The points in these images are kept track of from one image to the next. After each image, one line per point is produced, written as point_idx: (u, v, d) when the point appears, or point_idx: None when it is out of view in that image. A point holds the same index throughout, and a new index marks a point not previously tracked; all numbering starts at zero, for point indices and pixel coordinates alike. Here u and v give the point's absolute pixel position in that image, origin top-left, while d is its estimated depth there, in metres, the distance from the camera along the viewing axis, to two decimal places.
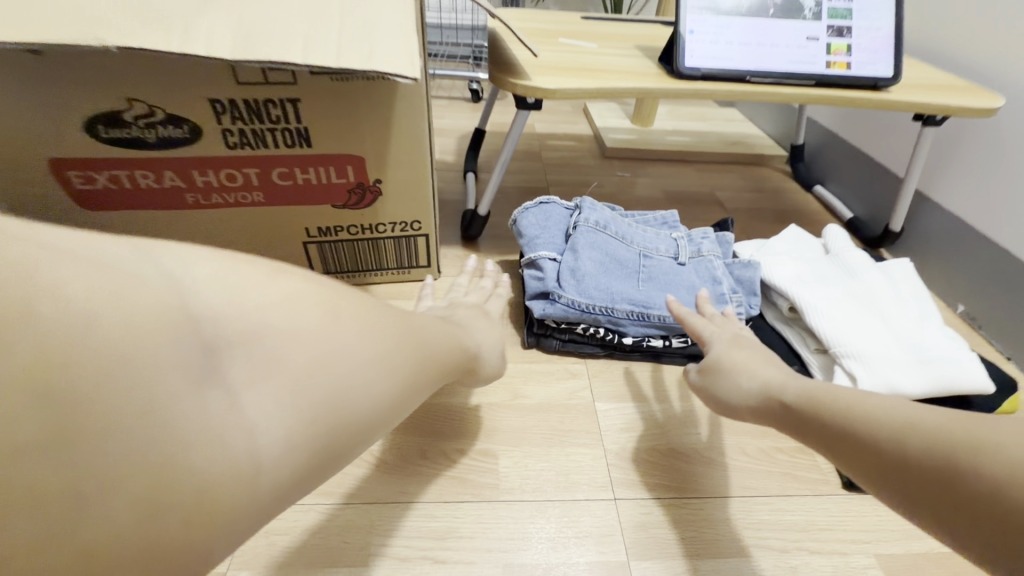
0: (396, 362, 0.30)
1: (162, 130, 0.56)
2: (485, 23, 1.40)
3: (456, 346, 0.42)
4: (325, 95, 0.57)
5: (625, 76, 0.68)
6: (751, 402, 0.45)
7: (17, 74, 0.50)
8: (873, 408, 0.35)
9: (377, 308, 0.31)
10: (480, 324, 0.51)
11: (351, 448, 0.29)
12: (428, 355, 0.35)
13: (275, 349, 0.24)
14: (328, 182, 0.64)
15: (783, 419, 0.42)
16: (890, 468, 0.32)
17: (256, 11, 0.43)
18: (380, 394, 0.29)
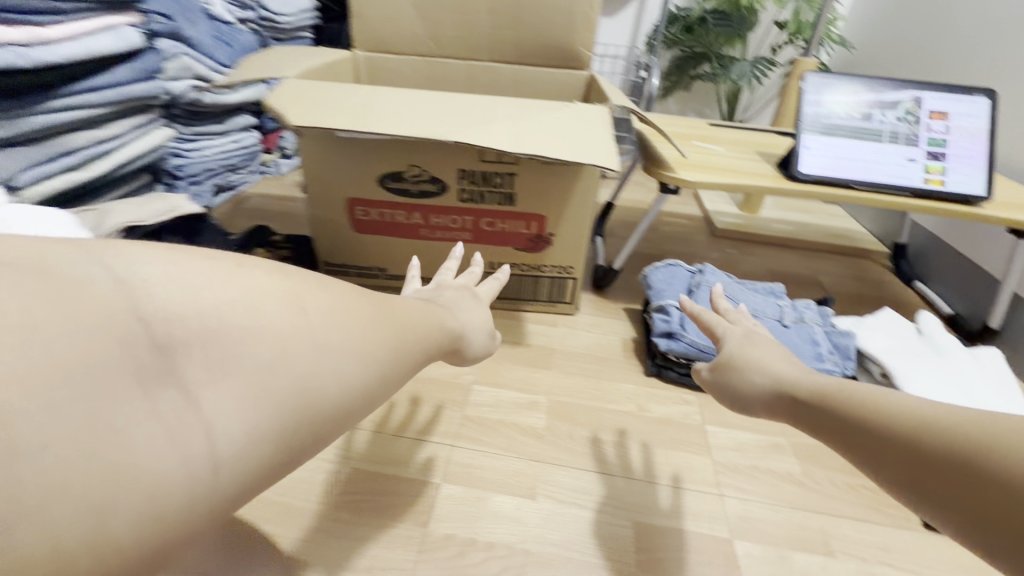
0: (361, 352, 0.37)
1: (423, 185, 0.83)
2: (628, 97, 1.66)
3: (436, 335, 0.48)
4: (534, 173, 0.81)
5: (749, 176, 0.88)
6: (765, 395, 0.53)
7: (353, 146, 0.80)
8: (888, 405, 0.41)
9: (347, 301, 0.38)
10: (466, 306, 0.61)
11: (315, 430, 0.34)
12: (403, 339, 0.42)
13: (232, 348, 0.31)
14: (517, 231, 0.88)
15: (794, 411, 0.50)
16: (919, 475, 0.37)
17: (520, 124, 0.69)
18: (345, 380, 0.35)
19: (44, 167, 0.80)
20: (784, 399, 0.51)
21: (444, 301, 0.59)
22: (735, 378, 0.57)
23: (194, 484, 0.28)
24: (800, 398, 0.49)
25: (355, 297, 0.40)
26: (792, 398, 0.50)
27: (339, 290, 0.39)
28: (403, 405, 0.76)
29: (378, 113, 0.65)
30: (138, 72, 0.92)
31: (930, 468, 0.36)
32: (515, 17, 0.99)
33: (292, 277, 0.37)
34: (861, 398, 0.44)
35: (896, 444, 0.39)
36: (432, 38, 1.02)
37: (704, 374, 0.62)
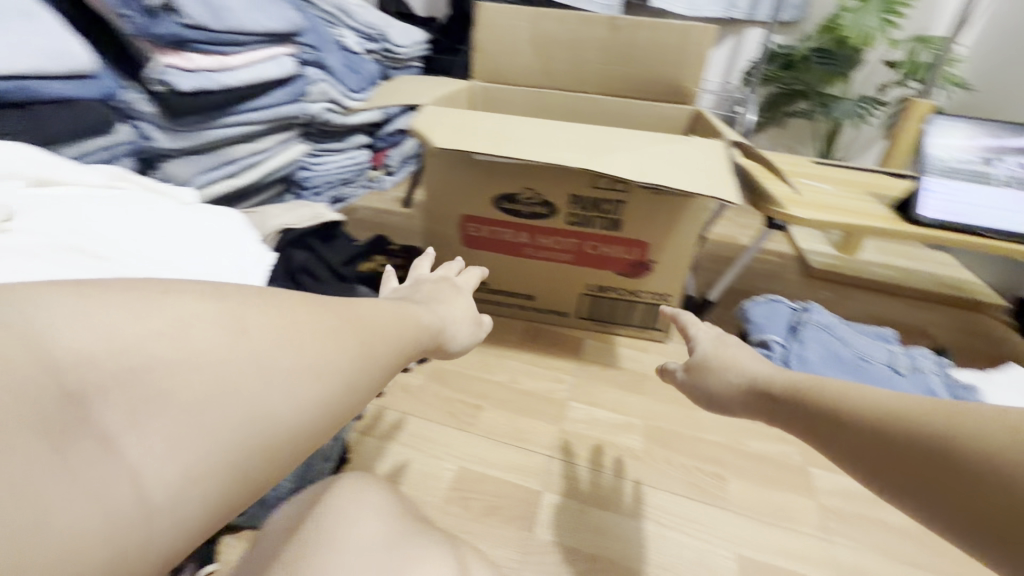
0: (321, 369, 0.35)
1: (534, 207, 0.87)
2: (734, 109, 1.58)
3: (410, 333, 0.46)
4: (643, 201, 0.84)
5: (864, 216, 0.86)
6: (744, 393, 0.56)
7: (474, 168, 0.86)
8: (867, 404, 0.41)
9: (298, 316, 0.37)
10: (449, 301, 0.60)
11: (274, 459, 0.33)
12: (370, 343, 0.40)
13: (163, 386, 0.29)
14: (618, 256, 0.90)
15: (766, 406, 0.52)
16: (910, 476, 0.36)
17: (641, 155, 0.72)
18: (301, 402, 0.34)
19: (211, 175, 0.92)
20: (762, 396, 0.53)
21: (419, 296, 0.58)
22: (715, 381, 0.60)
23: (129, 537, 0.26)
24: (774, 394, 0.51)
25: (311, 311, 0.38)
26: (767, 394, 0.52)
27: (290, 306, 0.37)
28: (504, 413, 0.79)
29: (512, 140, 0.71)
30: (290, 95, 1.04)
31: (891, 448, 0.38)
32: (627, 54, 1.03)
33: (230, 299, 0.34)
34: (831, 392, 0.45)
35: (858, 428, 0.41)
36: (544, 71, 1.08)
37: (685, 376, 0.64)
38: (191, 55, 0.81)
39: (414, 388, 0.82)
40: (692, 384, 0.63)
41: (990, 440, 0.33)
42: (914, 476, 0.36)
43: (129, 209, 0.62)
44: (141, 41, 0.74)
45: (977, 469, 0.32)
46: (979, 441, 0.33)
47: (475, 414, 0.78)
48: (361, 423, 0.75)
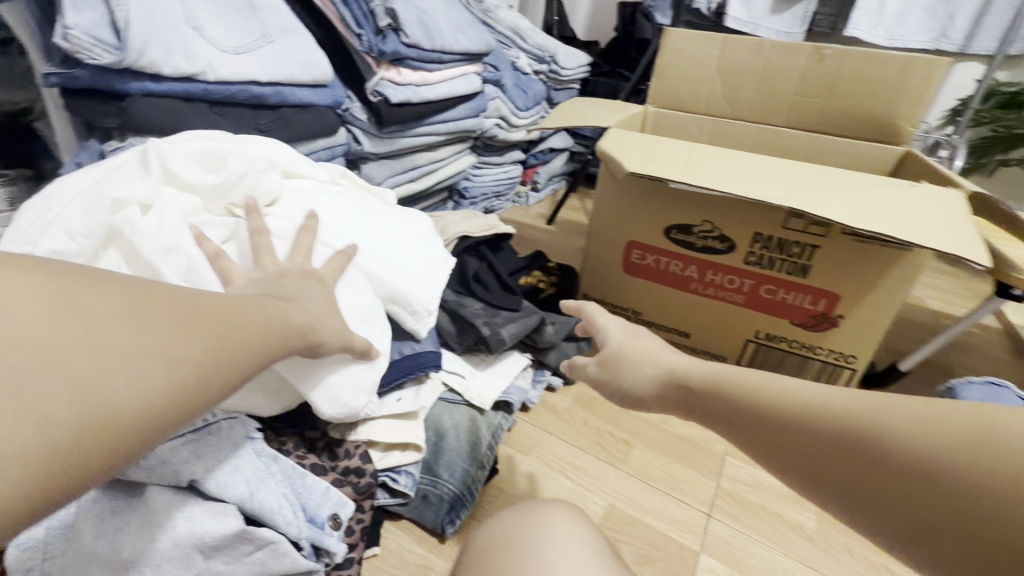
0: (175, 353, 0.28)
1: (710, 242, 0.82)
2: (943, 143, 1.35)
3: (291, 330, 0.38)
4: (842, 248, 0.75)
5: None
6: (659, 391, 0.45)
7: (652, 195, 0.83)
8: (802, 396, 0.32)
9: (155, 298, 0.29)
10: (311, 294, 0.46)
11: (110, 454, 0.25)
12: (247, 332, 0.33)
13: None
14: (799, 305, 0.82)
15: (684, 403, 0.42)
16: (874, 491, 0.26)
17: (859, 200, 0.64)
18: (150, 388, 0.26)
19: (398, 178, 1.01)
20: (679, 392, 0.42)
21: (299, 288, 0.46)
22: (625, 377, 0.49)
23: None
24: (691, 391, 0.41)
25: (171, 296, 0.30)
26: (686, 391, 0.42)
27: (150, 289, 0.29)
28: (655, 456, 0.74)
29: (708, 171, 0.68)
30: (472, 110, 1.11)
31: (836, 457, 0.28)
32: (829, 85, 0.94)
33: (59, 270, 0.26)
34: (748, 387, 0.36)
35: (787, 431, 0.31)
36: (726, 99, 1.03)
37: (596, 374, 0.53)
38: (404, 70, 0.90)
39: (561, 410, 0.80)
40: (606, 385, 0.52)
41: (952, 446, 0.25)
42: (870, 499, 0.27)
43: (352, 204, 0.68)
44: (368, 56, 0.84)
45: (950, 491, 0.24)
46: (936, 446, 0.25)
47: (625, 451, 0.74)
48: (510, 437, 0.75)
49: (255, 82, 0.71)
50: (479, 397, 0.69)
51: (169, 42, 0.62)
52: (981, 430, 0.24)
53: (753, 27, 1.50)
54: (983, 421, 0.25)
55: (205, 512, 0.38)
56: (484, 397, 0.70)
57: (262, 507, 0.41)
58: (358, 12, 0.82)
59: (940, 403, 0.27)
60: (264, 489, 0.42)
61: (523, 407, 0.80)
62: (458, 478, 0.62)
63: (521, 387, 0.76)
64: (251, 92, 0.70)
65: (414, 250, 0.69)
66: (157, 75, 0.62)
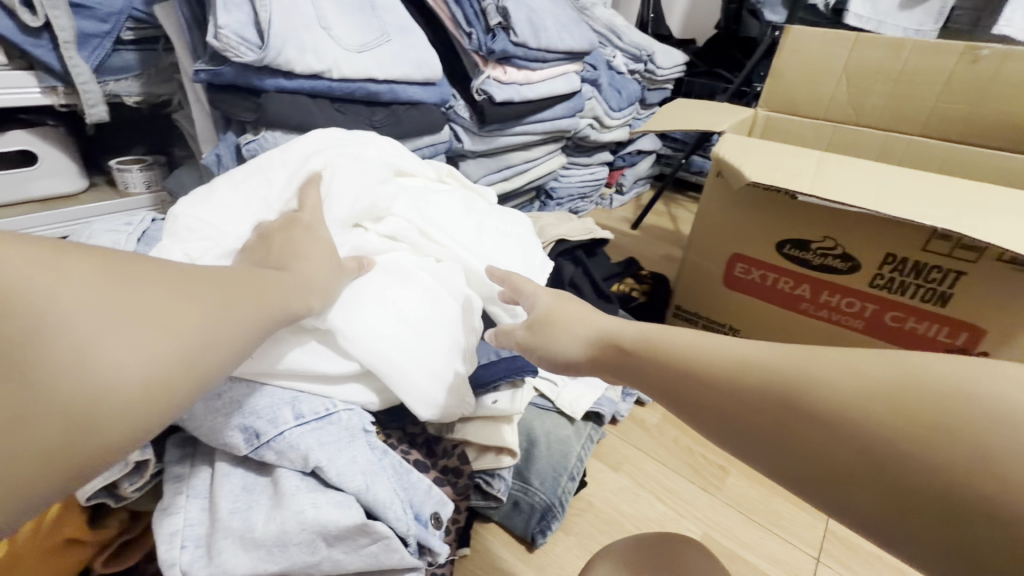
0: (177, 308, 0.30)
1: (830, 260, 0.75)
2: None
3: (286, 289, 0.40)
4: (995, 277, 0.66)
5: None
6: (592, 352, 0.44)
7: (765, 206, 0.78)
8: (775, 381, 0.31)
9: (138, 265, 0.31)
10: (306, 258, 0.45)
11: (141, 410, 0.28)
12: (243, 292, 0.36)
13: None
14: (932, 337, 0.73)
15: (618, 364, 0.42)
16: (851, 481, 0.28)
17: None
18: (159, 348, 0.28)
19: (492, 176, 1.01)
20: (613, 358, 0.43)
21: (294, 248, 0.46)
22: (554, 337, 0.47)
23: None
24: (625, 347, 0.42)
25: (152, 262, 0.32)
26: (619, 351, 0.42)
27: (133, 258, 0.31)
28: (755, 486, 0.69)
29: (841, 185, 0.62)
30: (568, 110, 1.09)
31: (811, 446, 0.29)
32: (980, 90, 0.84)
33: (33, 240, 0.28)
34: (691, 353, 0.37)
35: (732, 401, 0.33)
36: (850, 104, 0.94)
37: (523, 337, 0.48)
38: (510, 69, 0.89)
39: (652, 426, 0.77)
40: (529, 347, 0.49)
41: (895, 417, 0.27)
42: (808, 456, 0.29)
43: (460, 203, 0.68)
44: (476, 55, 0.85)
45: (876, 444, 0.27)
46: (867, 408, 0.28)
47: (721, 477, 0.70)
48: (598, 449, 0.73)
49: (373, 80, 0.73)
50: (570, 405, 0.67)
51: (302, 41, 0.65)
52: (920, 397, 0.27)
53: (876, 24, 1.36)
54: (905, 381, 0.27)
55: (330, 502, 0.39)
56: (577, 405, 0.68)
57: (376, 500, 0.41)
58: (469, 11, 0.82)
59: (856, 354, 0.30)
60: (377, 483, 0.42)
61: (611, 420, 0.77)
62: (550, 487, 0.61)
63: (612, 399, 0.74)
64: (368, 89, 0.73)
65: (519, 256, 0.69)
66: (289, 73, 0.66)
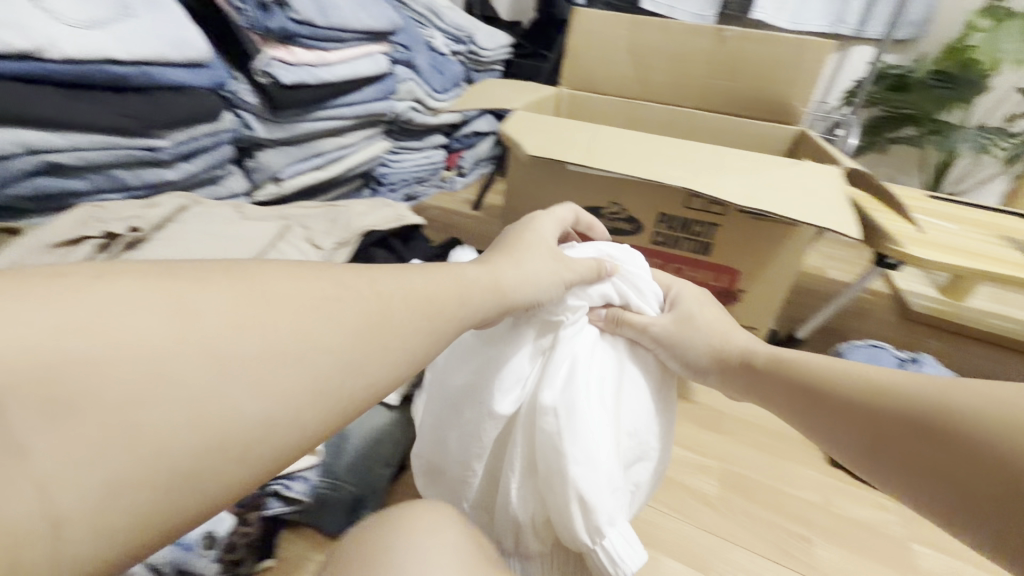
0: (306, 350, 0.28)
1: (617, 224, 0.84)
2: (850, 117, 1.45)
3: (451, 313, 0.38)
4: (739, 226, 0.78)
5: (998, 265, 0.75)
6: (719, 362, 0.54)
7: (561, 180, 0.83)
8: (910, 400, 0.39)
9: (269, 287, 0.29)
10: (543, 260, 0.49)
11: (332, 416, 0.29)
12: (390, 326, 0.33)
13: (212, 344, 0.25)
14: (703, 282, 0.84)
15: (749, 376, 0.51)
16: (966, 492, 0.33)
17: (749, 175, 0.65)
18: (350, 363, 0.30)
19: (302, 165, 0.95)
20: (747, 367, 0.52)
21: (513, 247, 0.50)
22: (688, 344, 0.54)
23: (196, 480, 0.23)
24: (756, 364, 0.51)
25: (295, 283, 0.30)
26: (747, 365, 0.52)
27: (271, 283, 0.29)
28: None
29: (611, 151, 0.68)
30: (380, 93, 1.06)
31: (934, 456, 0.36)
32: (732, 67, 0.97)
33: (134, 266, 0.26)
34: (829, 371, 0.45)
35: (857, 412, 0.42)
36: (639, 81, 1.04)
37: (650, 328, 0.54)
38: (296, 49, 0.84)
39: None
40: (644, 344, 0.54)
41: None
42: (924, 461, 0.36)
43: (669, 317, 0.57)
44: (251, 33, 0.77)
45: (998, 456, 0.32)
46: (998, 425, 0.33)
47: None
48: None
49: (113, 62, 0.63)
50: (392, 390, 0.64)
51: None
52: None
53: (669, 9, 1.52)
54: None
55: None
56: None
57: None
58: None
59: (1011, 390, 0.35)
60: None
61: None
62: (361, 477, 0.59)
63: None
64: (109, 72, 0.63)
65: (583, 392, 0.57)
66: None
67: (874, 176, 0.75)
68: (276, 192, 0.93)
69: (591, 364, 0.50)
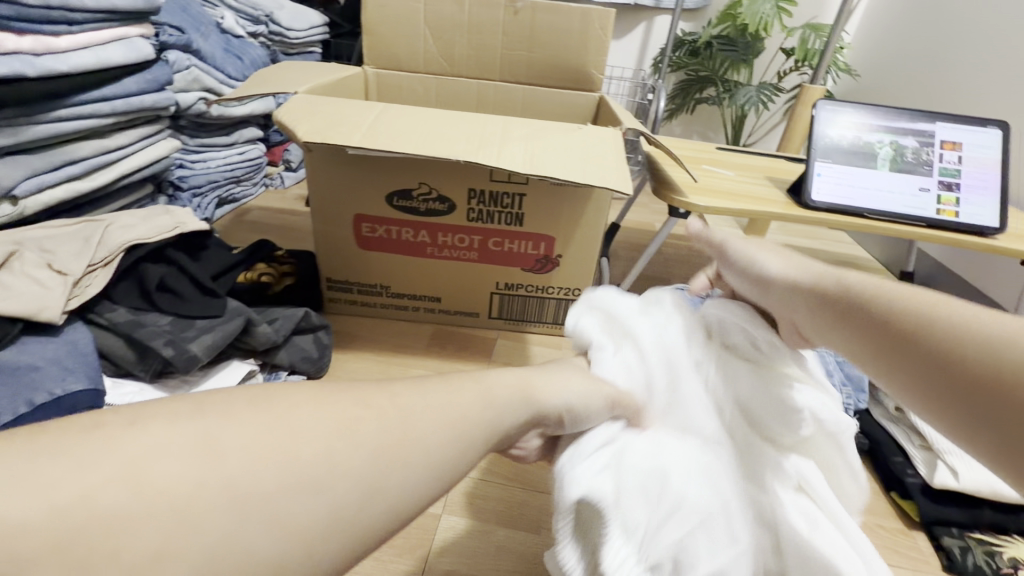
0: (325, 481, 0.30)
1: (430, 205, 0.82)
2: (657, 82, 1.58)
3: (475, 419, 0.38)
4: (543, 192, 0.80)
5: (761, 202, 0.86)
6: (790, 284, 0.45)
7: (362, 165, 0.79)
8: None
9: (294, 416, 0.32)
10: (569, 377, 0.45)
11: (356, 544, 0.31)
12: (409, 441, 0.34)
13: (236, 485, 0.28)
14: (524, 252, 0.86)
15: (818, 297, 0.42)
16: None
17: (532, 143, 0.67)
18: (373, 485, 0.32)
19: (47, 176, 0.79)
20: (815, 291, 0.43)
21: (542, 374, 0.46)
22: (759, 257, 0.50)
23: None
24: (833, 288, 0.42)
25: (317, 409, 0.33)
26: (812, 290, 0.43)
27: (296, 414, 0.32)
28: None
29: (391, 130, 0.65)
30: (148, 83, 0.91)
31: None
32: (528, 38, 0.98)
33: (158, 418, 0.29)
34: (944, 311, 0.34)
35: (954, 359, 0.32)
36: (445, 57, 1.01)
37: (737, 251, 0.52)
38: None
39: None
40: (729, 262, 0.53)
41: None
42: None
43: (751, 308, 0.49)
44: None
45: None
46: None
47: None
48: None
49: None
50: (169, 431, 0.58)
51: None
52: None
53: None
54: None
55: None
56: None
57: None
58: None
59: None
60: None
61: None
62: None
63: None
64: None
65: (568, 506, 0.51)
66: None
67: (653, 134, 0.81)
68: (15, 213, 0.76)
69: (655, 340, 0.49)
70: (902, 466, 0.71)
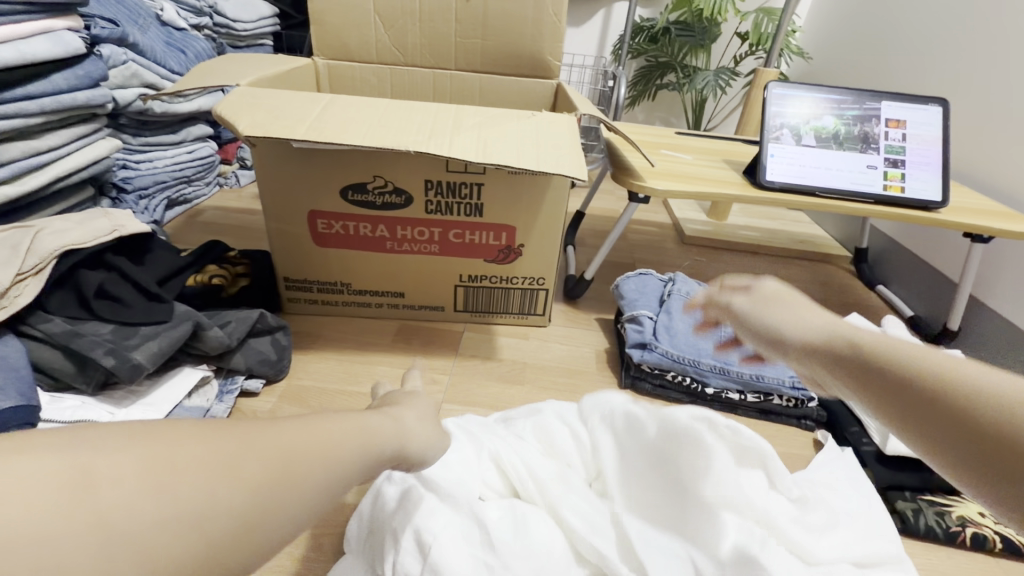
0: (206, 515, 0.26)
1: (387, 198, 0.80)
2: (617, 69, 1.59)
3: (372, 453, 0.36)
4: (501, 182, 0.79)
5: (717, 184, 0.87)
6: (800, 345, 0.37)
7: (313, 159, 0.76)
8: None
9: (178, 440, 0.27)
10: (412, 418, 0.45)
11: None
12: (311, 459, 0.31)
13: (97, 520, 0.23)
14: (485, 243, 0.85)
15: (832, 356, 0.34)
16: None
17: (485, 131, 0.66)
18: (260, 514, 0.28)
19: None
20: (831, 357, 0.34)
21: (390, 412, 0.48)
22: (763, 314, 0.42)
23: None
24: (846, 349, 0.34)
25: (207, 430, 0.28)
26: (828, 354, 0.35)
27: (182, 435, 0.27)
28: None
29: (338, 121, 0.63)
30: (81, 79, 0.86)
31: None
32: (482, 25, 0.97)
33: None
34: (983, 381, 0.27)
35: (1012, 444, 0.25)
36: (398, 46, 0.99)
37: (737, 307, 0.44)
38: None
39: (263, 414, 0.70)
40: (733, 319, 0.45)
41: None
42: None
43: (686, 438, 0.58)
44: None
45: None
46: None
47: None
48: None
49: None
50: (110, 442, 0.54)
51: None
52: None
53: None
54: None
55: None
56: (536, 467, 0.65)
57: None
58: None
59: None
60: None
61: None
62: None
63: (190, 408, 0.65)
64: None
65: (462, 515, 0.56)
66: None
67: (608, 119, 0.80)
68: None
69: (514, 432, 0.63)
70: (858, 435, 0.75)
